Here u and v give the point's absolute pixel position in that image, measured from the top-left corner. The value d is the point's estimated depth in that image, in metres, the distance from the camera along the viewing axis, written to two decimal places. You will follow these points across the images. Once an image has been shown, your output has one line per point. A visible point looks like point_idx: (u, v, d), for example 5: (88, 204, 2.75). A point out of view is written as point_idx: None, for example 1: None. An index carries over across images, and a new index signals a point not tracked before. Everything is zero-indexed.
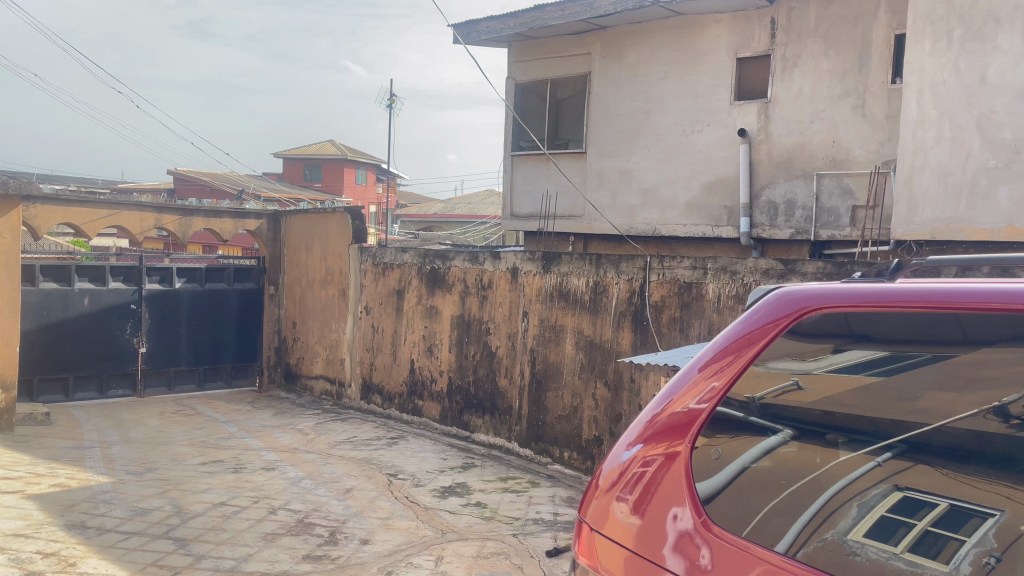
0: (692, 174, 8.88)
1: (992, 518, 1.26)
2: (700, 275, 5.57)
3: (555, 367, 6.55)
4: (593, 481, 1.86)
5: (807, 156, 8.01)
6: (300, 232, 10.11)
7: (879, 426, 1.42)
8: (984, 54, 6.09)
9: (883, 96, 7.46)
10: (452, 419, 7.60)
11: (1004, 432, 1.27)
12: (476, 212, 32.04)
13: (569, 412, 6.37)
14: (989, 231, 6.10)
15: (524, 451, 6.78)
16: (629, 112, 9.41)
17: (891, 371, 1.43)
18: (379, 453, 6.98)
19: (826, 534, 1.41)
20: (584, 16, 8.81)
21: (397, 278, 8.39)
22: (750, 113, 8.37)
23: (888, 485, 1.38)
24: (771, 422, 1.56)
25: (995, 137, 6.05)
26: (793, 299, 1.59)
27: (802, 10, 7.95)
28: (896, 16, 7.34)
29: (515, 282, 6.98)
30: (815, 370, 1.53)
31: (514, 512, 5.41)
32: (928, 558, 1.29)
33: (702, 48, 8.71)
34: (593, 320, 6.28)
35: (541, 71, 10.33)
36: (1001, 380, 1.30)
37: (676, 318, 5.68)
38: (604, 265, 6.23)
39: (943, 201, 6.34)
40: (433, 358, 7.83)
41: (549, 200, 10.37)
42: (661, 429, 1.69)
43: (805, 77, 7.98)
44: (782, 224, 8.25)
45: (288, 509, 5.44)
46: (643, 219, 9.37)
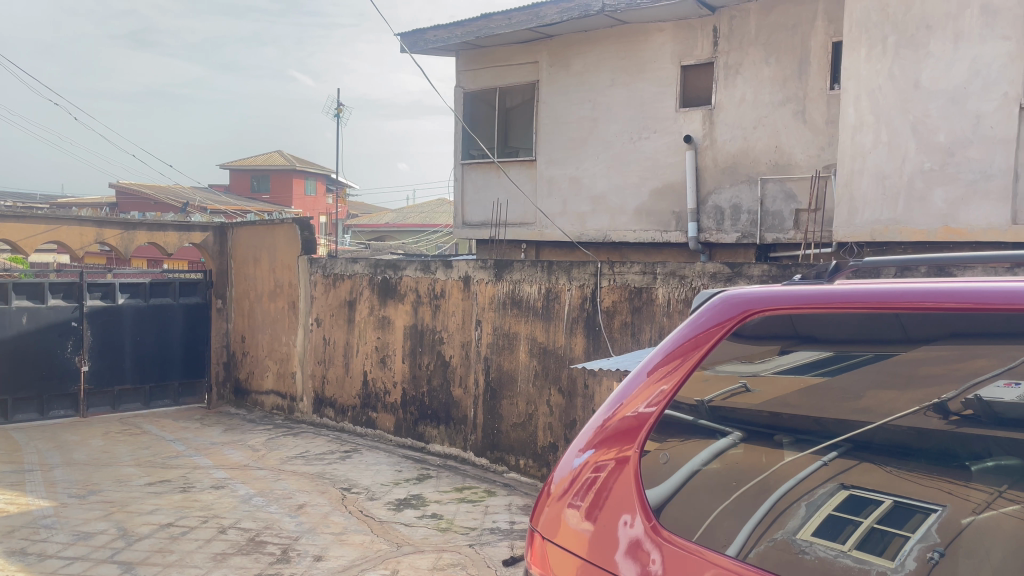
0: (641, 180, 8.98)
1: (934, 514, 1.28)
2: (650, 280, 5.62)
3: (509, 375, 6.54)
4: (545, 489, 1.87)
5: (751, 161, 8.17)
6: (247, 244, 9.94)
7: (823, 425, 1.44)
8: (917, 60, 6.28)
9: (822, 102, 7.64)
10: (407, 430, 7.53)
11: (944, 429, 1.29)
12: (429, 222, 31.91)
13: (523, 419, 6.37)
14: (926, 232, 6.30)
15: (479, 460, 6.76)
16: (577, 120, 9.48)
17: (835, 370, 1.46)
18: (334, 467, 6.89)
19: (775, 534, 1.42)
20: (531, 24, 8.84)
21: (348, 289, 8.29)
22: (695, 120, 8.52)
23: (834, 484, 1.39)
24: (719, 424, 1.58)
25: (930, 141, 6.25)
26: (736, 302, 1.63)
27: (743, 19, 8.10)
28: (833, 24, 7.53)
29: (468, 291, 6.96)
30: (762, 371, 1.55)
31: (470, 522, 5.37)
32: (874, 555, 1.30)
33: (647, 56, 8.84)
34: (546, 327, 6.30)
35: (489, 79, 10.34)
36: (942, 378, 1.32)
37: (627, 323, 5.73)
38: (555, 272, 6.24)
39: (882, 203, 6.51)
40: (386, 368, 7.76)
41: (500, 208, 10.37)
42: (612, 433, 1.71)
43: (747, 84, 8.14)
44: (729, 228, 8.39)
45: (238, 528, 5.31)
46: (593, 225, 9.44)
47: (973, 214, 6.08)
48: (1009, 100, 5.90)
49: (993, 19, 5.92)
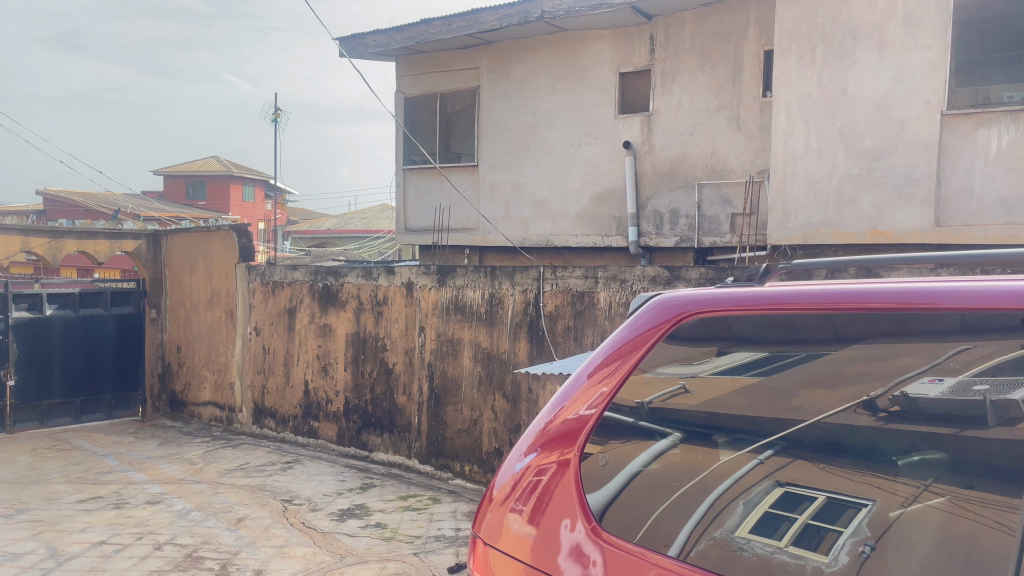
0: (582, 185, 9.08)
1: (865, 508, 1.31)
2: (592, 284, 5.68)
3: (453, 382, 6.52)
4: (487, 494, 1.87)
5: (688, 166, 8.33)
6: (182, 252, 9.70)
7: (759, 424, 1.47)
8: (844, 69, 6.49)
9: (755, 109, 7.83)
10: (350, 439, 7.44)
11: (873, 425, 1.33)
12: (371, 228, 31.60)
13: (468, 425, 6.36)
14: (855, 235, 6.54)
15: (424, 467, 6.73)
16: (518, 125, 9.53)
17: (769, 370, 1.50)
18: (274, 478, 6.76)
19: (715, 533, 1.44)
20: (471, 30, 8.84)
21: (288, 296, 8.15)
22: (634, 126, 8.65)
23: (770, 481, 1.42)
24: (658, 425, 1.60)
25: (857, 146, 6.48)
26: (673, 304, 1.67)
27: (678, 27, 8.26)
28: (764, 33, 7.71)
29: (410, 297, 6.91)
30: (700, 372, 1.59)
31: (415, 530, 5.33)
32: (809, 550, 1.33)
33: (586, 63, 8.94)
34: (489, 332, 6.30)
35: (430, 85, 10.32)
36: (870, 375, 1.36)
37: (570, 327, 5.77)
38: (498, 277, 6.25)
39: (813, 208, 6.72)
40: (327, 377, 7.65)
41: (442, 214, 10.34)
42: (554, 437, 1.73)
43: (683, 91, 8.30)
44: (668, 232, 8.52)
45: (174, 544, 5.17)
46: (535, 230, 9.48)
47: (898, 218, 6.34)
48: (931, 107, 6.16)
49: (915, 30, 6.16)
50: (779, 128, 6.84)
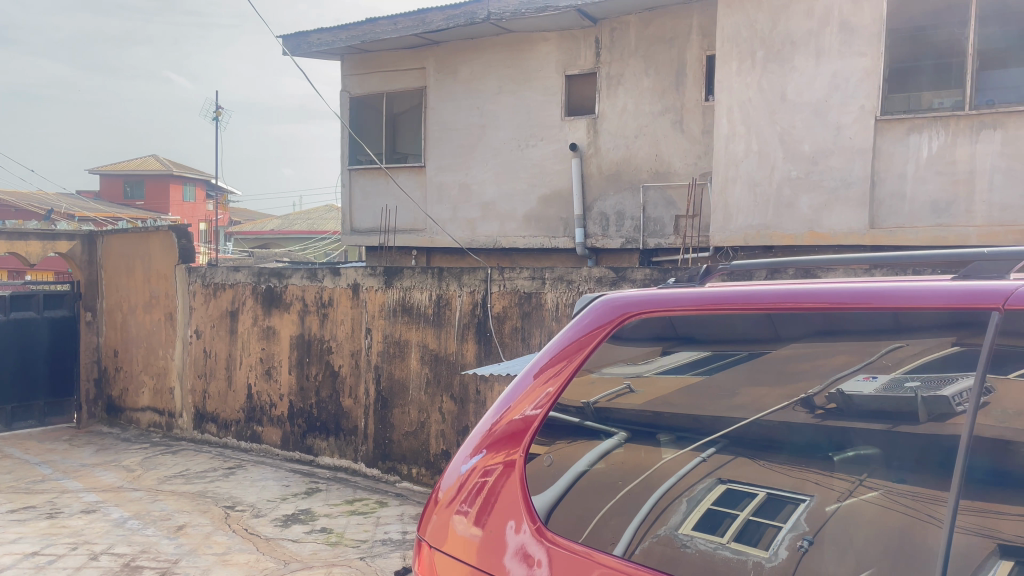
0: (529, 187, 9.11)
1: (803, 503, 1.34)
2: (539, 285, 5.70)
3: (400, 384, 6.47)
4: (432, 497, 1.86)
5: (633, 168, 8.43)
6: (119, 253, 9.41)
7: (702, 422, 1.49)
8: (783, 74, 6.65)
9: (698, 113, 7.96)
10: (294, 444, 7.33)
11: (811, 423, 1.36)
12: (316, 229, 31.16)
13: (415, 427, 6.32)
14: (794, 236, 6.71)
15: (371, 470, 6.67)
16: (465, 126, 9.51)
17: (712, 370, 1.53)
18: (216, 485, 6.61)
19: (659, 530, 1.46)
20: (417, 30, 8.78)
21: (230, 298, 7.98)
22: (580, 128, 8.72)
23: (712, 479, 1.44)
24: (604, 425, 1.62)
25: (796, 150, 6.64)
26: (618, 305, 1.70)
27: (623, 30, 8.35)
28: (706, 38, 7.84)
29: (356, 299, 6.84)
30: (645, 372, 1.62)
31: (361, 534, 5.27)
32: (750, 546, 1.35)
33: (533, 65, 8.98)
34: (437, 333, 6.27)
35: (376, 85, 10.22)
36: (808, 374, 1.39)
37: (518, 328, 5.78)
38: (446, 279, 6.23)
39: (754, 210, 6.86)
40: (271, 380, 7.51)
41: (389, 215, 10.26)
42: (500, 437, 1.73)
43: (628, 94, 8.39)
44: (614, 234, 8.61)
45: (111, 554, 5.01)
46: (483, 232, 9.47)
47: (835, 220, 6.51)
48: (866, 113, 6.35)
49: (851, 37, 6.35)
50: (722, 131, 6.97)
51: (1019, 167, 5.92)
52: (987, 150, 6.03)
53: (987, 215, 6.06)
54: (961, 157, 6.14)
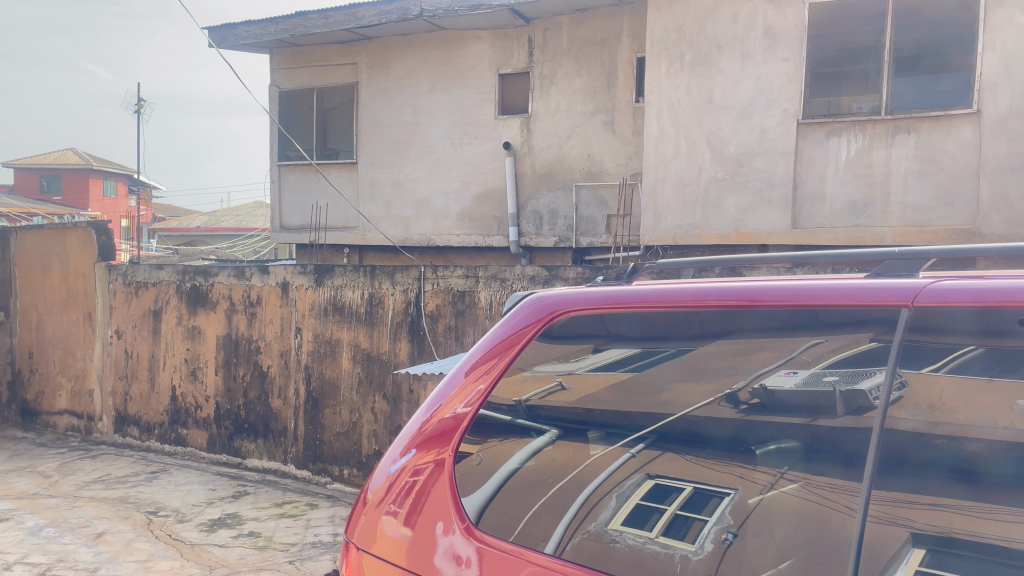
0: (463, 185, 9.09)
1: (727, 497, 1.37)
2: (473, 284, 5.71)
3: (332, 384, 6.37)
4: (361, 498, 1.84)
5: (566, 168, 8.50)
6: (34, 250, 8.99)
7: (633, 419, 1.52)
8: (711, 77, 6.79)
9: (629, 114, 8.07)
10: (221, 446, 7.15)
11: (735, 417, 1.39)
12: (244, 226, 30.41)
13: (347, 428, 6.24)
14: (721, 236, 6.87)
15: (301, 472, 6.56)
16: (398, 123, 9.43)
17: (641, 366, 1.56)
18: (138, 490, 6.39)
19: (590, 526, 1.47)
20: (349, 25, 8.65)
21: (153, 297, 7.72)
22: (513, 127, 8.75)
23: (641, 474, 1.47)
24: (535, 422, 1.64)
25: (723, 152, 6.79)
26: (548, 303, 1.73)
27: (556, 30, 8.41)
28: (637, 41, 7.97)
29: (286, 298, 6.70)
30: (577, 369, 1.64)
31: (290, 538, 5.17)
32: (677, 539, 1.38)
33: (466, 63, 8.97)
34: (369, 332, 6.20)
35: (306, 79, 10.04)
36: (732, 369, 1.43)
37: (451, 327, 5.77)
38: (378, 277, 6.17)
39: (683, 210, 7.00)
40: (196, 382, 7.30)
41: (320, 212, 10.09)
42: (431, 436, 1.73)
43: (561, 94, 8.45)
44: (547, 233, 8.66)
45: (24, 564, 4.79)
46: (416, 230, 9.40)
47: (759, 220, 6.69)
48: (789, 116, 6.55)
49: (775, 42, 6.55)
50: (651, 132, 7.09)
51: (930, 170, 6.20)
52: (902, 153, 6.29)
53: (902, 216, 6.30)
54: (878, 160, 6.38)
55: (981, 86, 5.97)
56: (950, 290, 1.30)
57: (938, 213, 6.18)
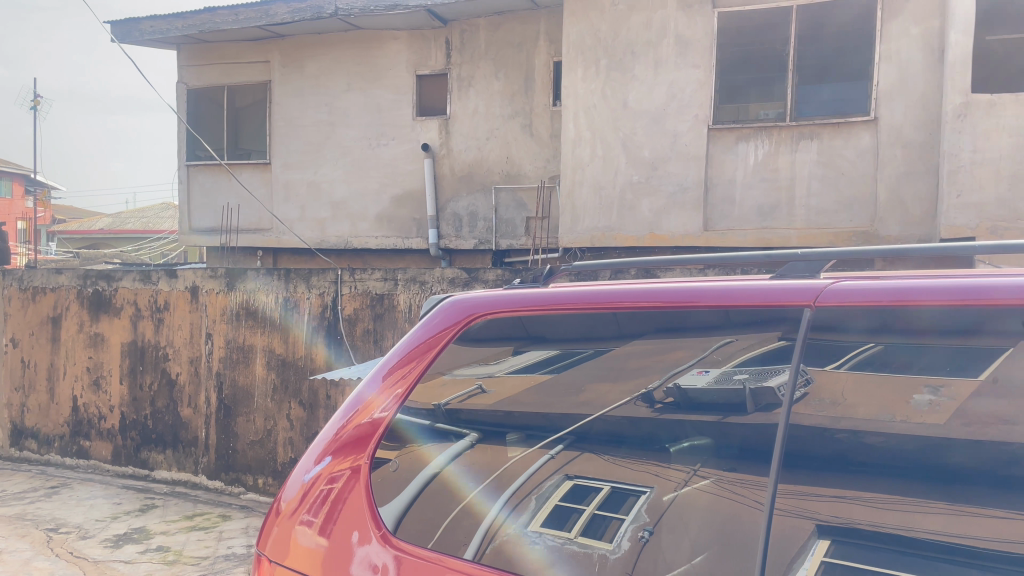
0: (381, 186, 8.99)
1: (644, 495, 1.39)
2: (391, 286, 5.65)
3: (245, 391, 6.19)
4: (274, 508, 1.79)
5: (485, 171, 8.50)
6: None
7: (551, 420, 1.52)
8: (625, 82, 6.93)
9: (546, 117, 8.15)
10: (128, 459, 6.85)
11: (650, 417, 1.42)
12: (151, 229, 29.22)
13: (261, 436, 6.07)
14: (636, 238, 7.00)
15: (213, 483, 6.35)
16: (313, 123, 9.25)
17: (560, 368, 1.58)
18: (36, 506, 6.05)
19: (509, 529, 1.47)
20: (260, 22, 8.42)
21: (52, 304, 7.33)
22: (431, 129, 8.70)
23: (560, 475, 1.47)
24: (454, 426, 1.63)
25: (637, 156, 6.93)
26: (466, 305, 1.73)
27: (473, 33, 8.41)
28: (553, 45, 8.05)
29: (196, 303, 6.48)
30: (498, 372, 1.65)
31: (201, 551, 5.00)
32: (595, 539, 1.39)
33: (383, 64, 8.89)
34: (284, 337, 6.05)
35: (216, 77, 9.75)
36: (647, 369, 1.46)
37: (369, 331, 5.69)
38: (293, 280, 6.04)
39: (599, 213, 7.10)
40: (100, 392, 6.97)
41: (231, 213, 9.80)
42: (347, 442, 1.70)
43: (479, 96, 8.47)
44: (467, 235, 8.63)
45: None
46: (333, 232, 9.22)
47: (673, 223, 6.85)
48: (700, 122, 6.74)
49: (686, 49, 6.74)
50: (568, 136, 7.18)
51: (832, 174, 6.46)
52: (806, 159, 6.55)
53: (806, 218, 6.54)
54: (783, 165, 6.61)
55: (878, 95, 6.28)
56: (849, 291, 1.36)
57: (839, 216, 6.44)
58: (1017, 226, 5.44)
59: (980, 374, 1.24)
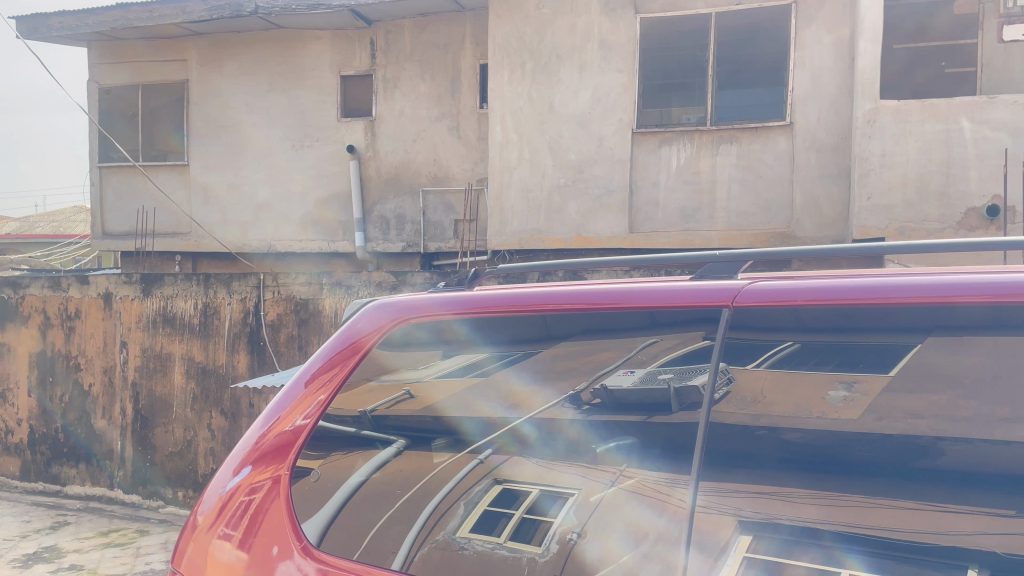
0: (305, 189, 8.82)
1: (572, 497, 1.40)
2: (316, 290, 5.56)
3: (163, 401, 5.99)
4: (189, 521, 1.72)
5: (412, 173, 8.43)
6: None
7: (480, 425, 1.52)
8: (551, 85, 6.98)
9: (473, 120, 8.14)
10: (38, 474, 6.53)
11: (578, 418, 1.43)
12: (63, 233, 27.98)
13: (181, 447, 5.89)
14: (564, 240, 7.05)
15: (129, 497, 6.12)
16: (233, 124, 9.01)
17: (490, 370, 1.55)
18: None
19: (438, 535, 1.45)
20: (177, 20, 8.15)
21: None
22: (356, 130, 8.59)
23: (489, 480, 1.47)
24: (380, 433, 1.61)
25: (563, 159, 6.98)
26: (388, 310, 1.71)
27: (398, 34, 8.34)
28: (479, 47, 8.06)
29: (109, 310, 6.21)
30: (426, 377, 1.62)
31: (117, 569, 4.80)
32: (524, 543, 1.38)
33: (305, 64, 8.73)
34: (204, 344, 5.87)
35: (130, 75, 9.40)
36: (574, 371, 1.47)
37: (293, 336, 5.57)
38: (213, 286, 5.87)
39: (527, 215, 7.13)
40: (6, 405, 6.61)
41: (146, 217, 9.46)
42: (267, 451, 1.65)
43: (405, 98, 8.40)
44: (394, 238, 8.54)
45: None
46: (256, 235, 9.00)
47: (599, 225, 6.93)
48: (623, 125, 6.84)
49: (609, 54, 6.85)
50: (496, 139, 7.18)
51: (751, 177, 6.65)
52: (726, 162, 6.71)
53: (727, 220, 6.71)
54: (705, 168, 6.77)
55: (793, 100, 6.49)
56: (765, 292, 1.39)
57: (758, 218, 6.62)
58: (923, 227, 5.69)
59: (890, 371, 1.28)
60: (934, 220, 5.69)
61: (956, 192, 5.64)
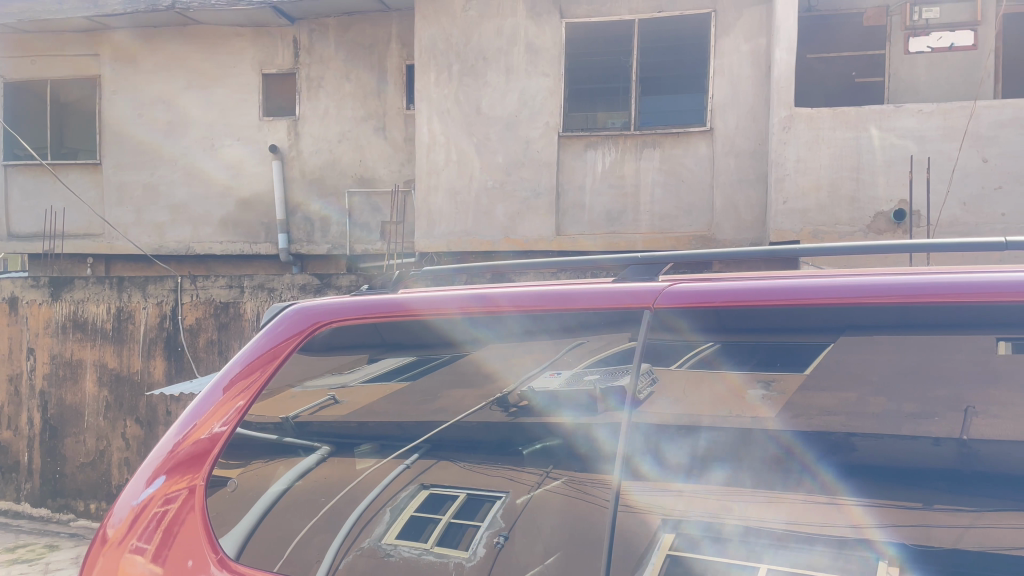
0: (226, 189, 8.58)
1: (499, 500, 1.40)
2: (237, 294, 5.44)
3: (74, 410, 5.73)
4: (100, 533, 1.64)
5: (337, 173, 8.29)
6: None
7: (407, 429, 1.50)
8: (478, 87, 7.00)
9: (400, 121, 8.08)
10: None
11: (506, 421, 1.44)
12: None
13: (93, 457, 5.65)
14: (491, 242, 7.05)
15: (37, 511, 5.84)
16: (148, 122, 8.69)
17: (416, 375, 1.58)
18: None
19: (363, 543, 1.43)
20: (87, 13, 7.78)
21: None
22: (279, 130, 8.41)
23: (415, 485, 1.46)
24: (305, 440, 1.59)
25: (491, 160, 7.00)
26: (309, 314, 1.65)
27: (322, 33, 8.21)
28: (406, 48, 8.01)
29: (14, 315, 5.90)
30: (352, 381, 1.63)
31: None
32: (451, 547, 1.37)
33: (226, 61, 8.50)
34: (118, 350, 5.65)
35: (36, 69, 8.97)
36: (500, 374, 1.48)
37: (213, 341, 5.43)
38: (127, 289, 5.66)
39: (454, 217, 7.11)
40: None
41: (54, 217, 9.00)
42: (183, 460, 1.58)
43: (329, 97, 8.26)
44: (319, 240, 8.40)
45: None
46: (174, 236, 8.70)
47: (527, 227, 6.97)
48: (550, 129, 6.91)
49: (535, 58, 6.91)
50: (423, 140, 7.15)
51: (673, 181, 6.79)
52: (649, 166, 6.84)
53: (650, 224, 6.83)
54: (629, 172, 6.88)
55: (714, 106, 6.66)
56: (687, 291, 1.40)
57: (681, 221, 6.77)
58: (836, 231, 5.93)
59: (807, 368, 1.33)
60: (845, 224, 5.93)
61: (865, 197, 5.88)
